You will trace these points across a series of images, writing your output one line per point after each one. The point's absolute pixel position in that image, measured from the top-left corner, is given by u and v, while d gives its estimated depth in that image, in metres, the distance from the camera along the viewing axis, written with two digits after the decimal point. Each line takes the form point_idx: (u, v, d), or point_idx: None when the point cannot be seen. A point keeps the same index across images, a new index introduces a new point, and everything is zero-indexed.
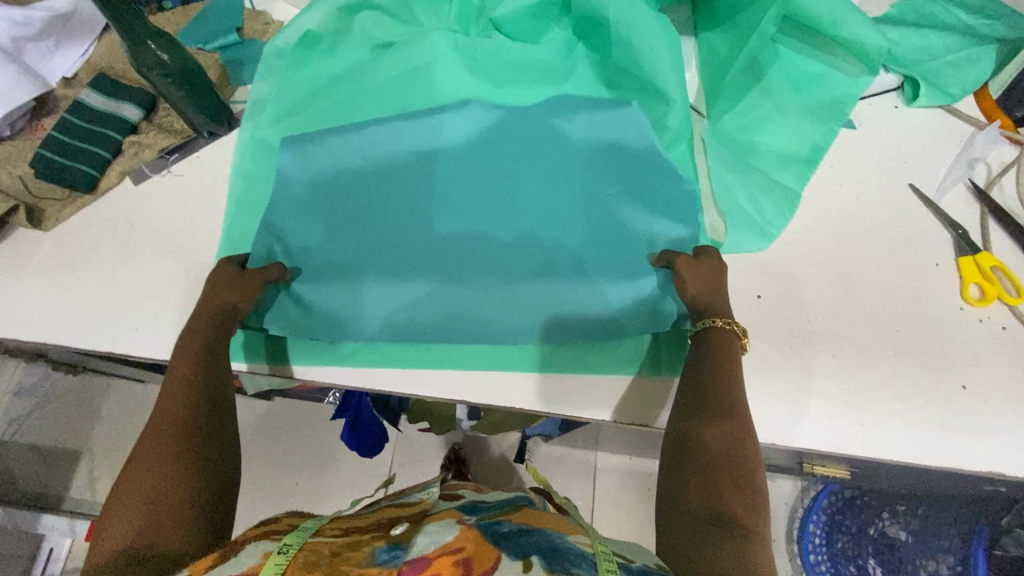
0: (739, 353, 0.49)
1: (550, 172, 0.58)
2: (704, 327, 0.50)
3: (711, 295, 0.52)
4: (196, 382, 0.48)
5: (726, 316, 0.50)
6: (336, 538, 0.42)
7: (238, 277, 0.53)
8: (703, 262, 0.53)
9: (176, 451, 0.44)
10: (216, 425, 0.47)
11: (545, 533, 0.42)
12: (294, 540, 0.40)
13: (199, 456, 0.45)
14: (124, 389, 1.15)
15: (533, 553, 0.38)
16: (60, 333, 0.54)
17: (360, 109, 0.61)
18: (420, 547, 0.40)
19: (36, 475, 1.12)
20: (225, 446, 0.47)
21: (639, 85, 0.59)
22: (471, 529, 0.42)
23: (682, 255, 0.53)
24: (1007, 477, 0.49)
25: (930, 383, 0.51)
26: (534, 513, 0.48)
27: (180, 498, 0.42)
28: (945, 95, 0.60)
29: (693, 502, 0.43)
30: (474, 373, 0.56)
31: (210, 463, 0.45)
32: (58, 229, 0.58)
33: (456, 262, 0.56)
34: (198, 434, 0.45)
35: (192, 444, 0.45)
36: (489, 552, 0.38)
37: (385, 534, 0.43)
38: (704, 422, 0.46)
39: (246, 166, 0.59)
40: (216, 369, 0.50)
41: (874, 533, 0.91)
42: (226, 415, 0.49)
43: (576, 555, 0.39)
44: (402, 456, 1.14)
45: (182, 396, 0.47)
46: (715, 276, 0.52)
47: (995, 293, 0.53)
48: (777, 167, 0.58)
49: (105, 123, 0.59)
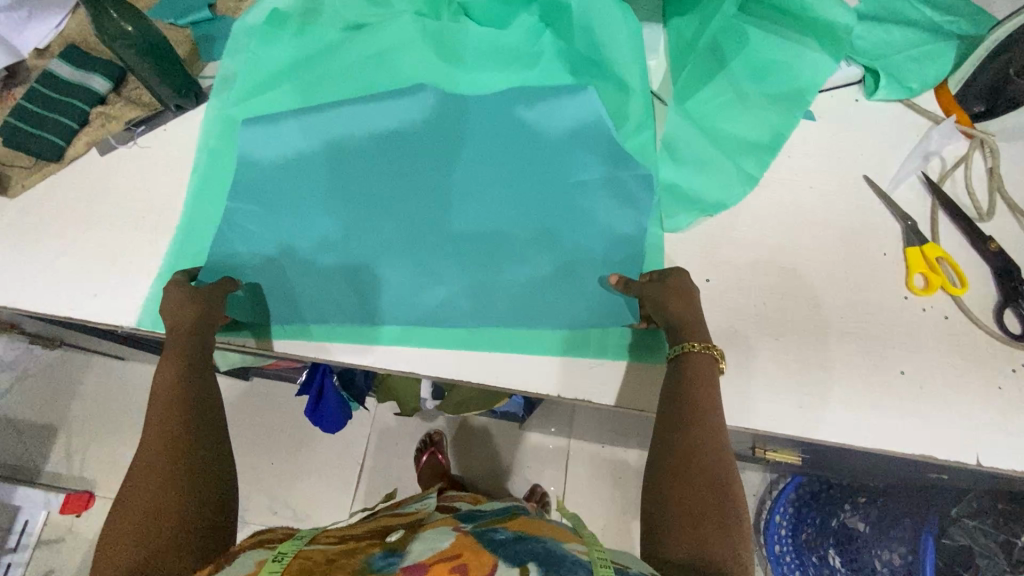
0: (717, 378, 0.50)
1: (510, 158, 0.59)
2: (681, 353, 0.50)
3: (686, 310, 0.52)
4: (183, 402, 0.49)
5: (706, 341, 0.51)
6: (331, 545, 0.43)
7: (196, 295, 0.52)
8: (668, 284, 0.52)
9: (170, 472, 0.45)
10: (206, 442, 0.48)
11: (543, 540, 0.43)
12: (289, 548, 0.41)
13: (192, 474, 0.46)
14: (103, 366, 1.16)
15: (529, 560, 0.39)
16: (24, 298, 0.55)
17: (325, 88, 0.61)
18: (415, 555, 0.40)
19: (11, 448, 1.12)
20: (217, 460, 0.48)
21: (601, 73, 0.60)
22: (468, 537, 0.43)
23: (648, 280, 0.53)
24: (938, 460, 0.51)
25: (869, 369, 0.53)
26: (531, 521, 0.48)
27: (176, 519, 0.43)
28: (903, 89, 0.61)
29: (688, 547, 0.43)
30: (430, 356, 0.55)
31: (202, 479, 0.46)
32: (23, 196, 0.58)
33: (415, 243, 0.57)
34: (187, 452, 0.47)
35: (184, 464, 0.46)
36: (486, 558, 0.39)
37: (380, 542, 0.44)
38: (678, 449, 0.47)
39: (211, 143, 0.60)
40: (196, 384, 0.50)
41: (835, 525, 0.91)
42: (215, 429, 0.50)
43: (573, 562, 0.39)
44: (378, 438, 1.16)
45: (170, 417, 0.48)
46: (686, 293, 0.52)
47: (939, 282, 0.55)
48: (738, 153, 0.59)
49: (73, 94, 0.60)
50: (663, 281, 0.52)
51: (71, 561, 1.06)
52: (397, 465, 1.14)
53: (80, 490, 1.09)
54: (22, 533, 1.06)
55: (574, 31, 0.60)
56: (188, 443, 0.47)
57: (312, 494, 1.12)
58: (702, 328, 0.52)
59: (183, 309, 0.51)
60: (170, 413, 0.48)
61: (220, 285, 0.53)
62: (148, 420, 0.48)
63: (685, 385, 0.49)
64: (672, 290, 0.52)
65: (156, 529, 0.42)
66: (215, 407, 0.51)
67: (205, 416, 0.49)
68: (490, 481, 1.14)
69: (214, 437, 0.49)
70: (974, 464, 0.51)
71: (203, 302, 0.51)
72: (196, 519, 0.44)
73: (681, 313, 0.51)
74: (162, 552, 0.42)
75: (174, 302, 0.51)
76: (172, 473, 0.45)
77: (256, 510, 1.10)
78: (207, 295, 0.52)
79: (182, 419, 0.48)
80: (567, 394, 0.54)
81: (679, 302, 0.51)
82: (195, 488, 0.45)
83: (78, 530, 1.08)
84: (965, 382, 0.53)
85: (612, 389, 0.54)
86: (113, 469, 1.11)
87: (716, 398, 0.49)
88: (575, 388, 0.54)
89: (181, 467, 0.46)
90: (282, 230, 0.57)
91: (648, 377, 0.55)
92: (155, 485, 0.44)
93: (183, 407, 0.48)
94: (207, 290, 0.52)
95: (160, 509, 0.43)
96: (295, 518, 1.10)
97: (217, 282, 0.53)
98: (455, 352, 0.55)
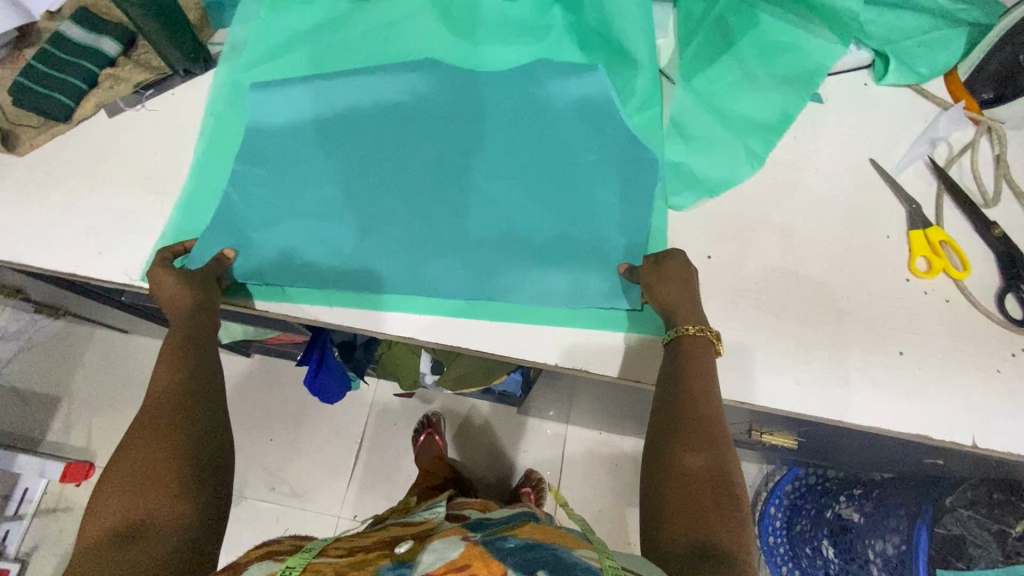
0: (713, 362, 0.49)
1: (517, 132, 0.59)
2: (675, 336, 0.50)
3: (681, 295, 0.51)
4: (181, 371, 0.50)
5: (701, 323, 0.50)
6: (340, 558, 0.42)
7: (186, 277, 0.52)
8: (664, 267, 0.52)
9: (165, 433, 0.46)
10: (203, 408, 0.49)
11: (553, 547, 0.42)
12: (298, 561, 0.40)
13: (188, 436, 0.47)
14: (107, 338, 1.17)
15: (539, 568, 0.38)
16: (29, 254, 0.56)
17: (332, 56, 0.61)
18: (425, 565, 0.40)
19: (14, 417, 1.13)
20: (215, 429, 0.49)
21: (610, 48, 0.60)
22: (477, 546, 0.42)
23: (648, 266, 0.53)
24: (934, 442, 0.52)
25: (868, 349, 0.53)
26: (541, 527, 0.48)
27: (168, 477, 0.44)
28: (912, 74, 0.61)
29: (685, 535, 0.43)
30: (431, 326, 0.55)
31: (197, 444, 0.47)
32: (32, 155, 0.59)
33: (418, 212, 0.57)
34: (185, 416, 0.47)
35: (181, 431, 0.47)
36: (495, 567, 0.38)
37: (390, 553, 0.44)
38: (686, 447, 0.47)
39: (218, 108, 0.60)
40: (194, 358, 0.51)
41: (830, 516, 0.93)
42: (212, 400, 0.50)
43: (582, 569, 0.38)
44: (377, 418, 1.16)
45: (169, 383, 0.49)
46: (683, 280, 0.52)
47: (941, 265, 0.55)
48: (743, 132, 0.59)
49: (82, 55, 0.60)
50: (660, 265, 0.52)
51: (70, 530, 1.07)
52: (394, 445, 1.15)
53: (80, 460, 1.10)
54: (21, 502, 1.06)
55: (583, 6, 0.60)
56: (185, 410, 0.48)
57: (309, 472, 1.13)
58: (697, 308, 0.52)
59: (174, 288, 0.51)
60: (171, 384, 0.49)
61: (209, 263, 0.53)
62: (150, 389, 0.49)
63: (682, 368, 0.49)
64: (667, 274, 0.52)
65: (153, 492, 0.43)
66: (215, 380, 0.52)
67: (202, 386, 0.50)
68: (487, 464, 1.15)
69: (211, 408, 0.50)
70: (970, 446, 0.51)
71: (195, 283, 0.52)
72: (191, 482, 0.45)
73: (673, 298, 0.51)
74: (158, 513, 0.43)
75: (167, 284, 0.52)
76: (169, 439, 0.46)
77: (253, 485, 1.11)
78: (197, 279, 0.52)
79: (181, 390, 0.49)
80: (565, 365, 0.54)
81: (669, 287, 0.51)
82: (193, 454, 0.46)
83: (78, 499, 1.09)
84: (964, 365, 0.53)
85: (610, 362, 0.54)
86: (114, 440, 1.12)
87: (710, 372, 0.49)
88: (573, 360, 0.54)
89: (177, 430, 0.46)
90: (286, 195, 0.57)
91: (649, 350, 0.55)
92: (151, 447, 0.45)
93: (182, 379, 0.49)
94: (198, 273, 0.52)
95: (155, 471, 0.44)
96: (292, 494, 1.11)
97: (205, 266, 0.53)
98: (456, 322, 0.55)
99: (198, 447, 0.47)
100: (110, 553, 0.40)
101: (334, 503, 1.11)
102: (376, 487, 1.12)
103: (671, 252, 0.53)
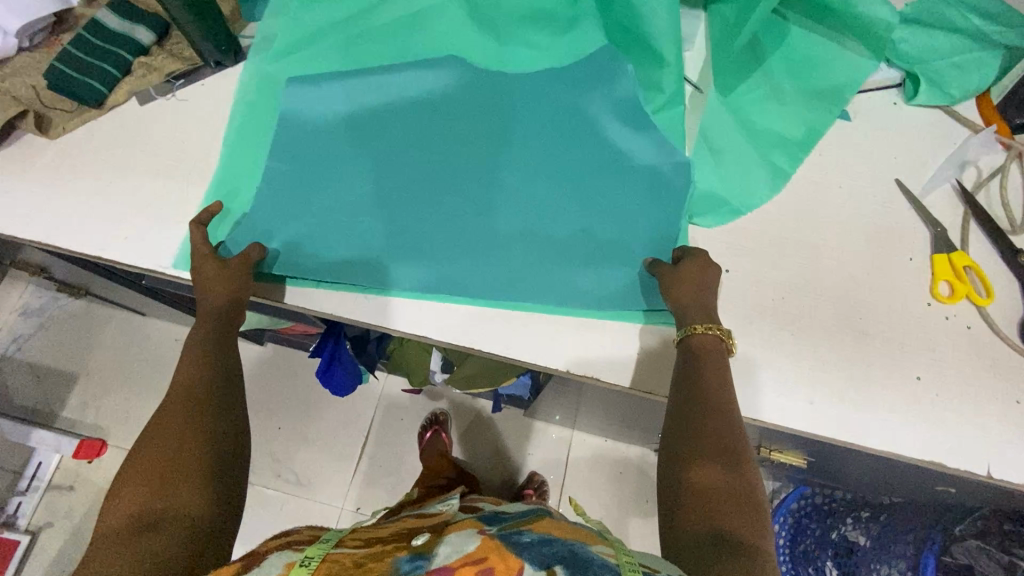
0: (726, 361, 0.49)
1: (544, 134, 0.58)
2: (683, 336, 0.50)
3: (696, 300, 0.51)
4: (209, 370, 0.51)
5: (710, 322, 0.50)
6: (357, 549, 0.43)
7: (224, 267, 0.52)
8: (683, 269, 0.51)
9: (189, 427, 0.47)
10: (224, 406, 0.50)
11: (568, 542, 0.42)
12: (316, 552, 0.41)
13: (210, 432, 0.48)
14: (126, 320, 1.19)
15: (556, 563, 0.38)
16: (56, 234, 0.57)
17: (360, 51, 0.61)
18: (441, 558, 0.40)
19: (30, 392, 1.15)
20: (234, 425, 0.50)
21: (638, 49, 0.58)
22: (493, 540, 0.43)
23: (666, 266, 0.53)
24: (948, 470, 0.51)
25: (884, 373, 0.52)
26: (556, 523, 0.48)
27: (188, 471, 0.45)
28: (944, 96, 0.60)
29: (700, 524, 0.43)
30: (447, 326, 0.55)
31: (218, 442, 0.48)
32: (63, 138, 0.60)
33: (443, 210, 0.57)
34: (206, 411, 0.49)
35: (204, 418, 0.48)
36: (512, 562, 0.38)
37: (407, 545, 0.44)
38: (700, 450, 0.46)
39: (249, 98, 0.61)
40: (219, 348, 0.52)
41: (835, 537, 0.91)
42: (232, 390, 0.52)
43: (599, 564, 0.39)
44: (385, 412, 1.17)
45: (194, 380, 0.50)
46: (699, 280, 0.51)
47: (964, 291, 0.54)
48: (772, 148, 0.58)
49: (117, 43, 0.61)
50: (679, 265, 0.52)
51: (80, 505, 1.09)
52: (399, 440, 1.16)
53: (93, 437, 1.12)
54: (35, 473, 1.09)
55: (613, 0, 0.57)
56: (209, 407, 0.49)
57: (314, 462, 1.14)
58: (710, 311, 0.51)
59: (211, 274, 0.52)
60: (200, 371, 0.51)
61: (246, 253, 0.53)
62: (177, 377, 0.50)
63: (694, 370, 0.49)
64: (684, 275, 0.51)
65: (177, 476, 0.45)
66: (237, 375, 0.53)
67: (227, 386, 0.52)
68: (491, 464, 1.15)
69: (230, 399, 0.51)
70: (986, 477, 0.50)
71: (227, 277, 0.52)
72: (210, 477, 0.46)
73: (685, 303, 0.51)
74: (178, 504, 0.43)
75: (207, 271, 0.52)
76: (194, 425, 0.47)
77: (260, 471, 1.12)
78: (227, 273, 0.52)
79: (206, 378, 0.50)
80: (574, 370, 0.54)
81: (684, 286, 0.51)
82: (214, 447, 0.47)
83: (88, 475, 1.10)
84: (981, 394, 0.52)
85: (623, 372, 0.54)
86: (127, 420, 1.14)
87: (727, 380, 0.49)
88: (584, 368, 0.54)
89: (199, 425, 0.48)
90: (310, 189, 0.57)
91: (660, 360, 0.54)
92: (175, 440, 0.46)
93: (210, 367, 0.51)
94: (230, 265, 0.52)
95: (177, 464, 0.45)
96: (296, 483, 1.12)
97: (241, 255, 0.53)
98: (473, 323, 0.55)
99: (219, 441, 0.48)
100: (131, 538, 0.41)
101: (338, 494, 1.12)
102: (380, 481, 1.13)
103: (693, 251, 0.53)
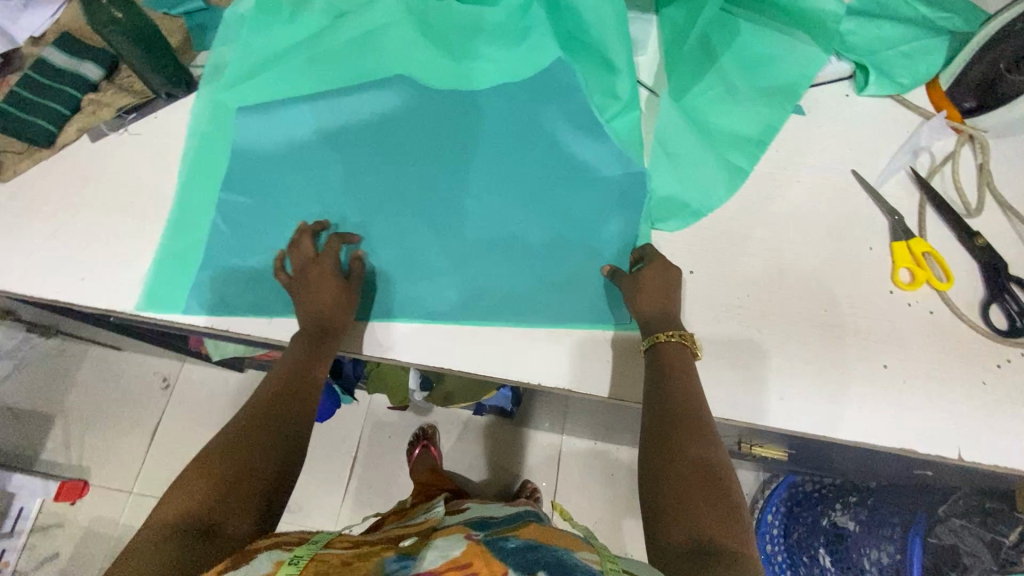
0: (692, 365, 0.50)
1: (507, 147, 0.58)
2: (651, 345, 0.51)
3: (660, 306, 0.51)
4: (292, 387, 0.51)
5: (678, 329, 0.51)
6: (345, 549, 0.42)
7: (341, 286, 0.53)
8: (642, 277, 0.52)
9: (260, 441, 0.47)
10: (295, 426, 0.49)
11: (554, 549, 0.42)
12: (304, 552, 0.40)
13: (275, 448, 0.47)
14: (102, 356, 1.17)
15: (539, 569, 0.37)
16: (12, 279, 0.56)
17: (312, 73, 0.60)
18: (426, 561, 0.40)
19: (7, 436, 1.12)
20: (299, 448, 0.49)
21: (590, 56, 0.58)
22: (479, 545, 0.42)
23: (625, 274, 0.53)
24: (920, 455, 0.51)
25: (852, 365, 0.53)
26: (545, 529, 0.48)
27: (246, 485, 0.44)
28: (894, 85, 0.61)
29: (680, 533, 0.42)
30: (417, 346, 0.54)
31: (281, 462, 0.47)
32: (13, 181, 0.59)
33: (409, 229, 0.56)
34: (276, 428, 0.48)
35: (273, 439, 0.47)
36: (496, 566, 0.38)
37: (394, 546, 0.44)
38: (673, 448, 0.46)
39: (203, 129, 0.60)
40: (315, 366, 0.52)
41: (827, 524, 0.93)
42: (306, 415, 0.51)
43: (584, 570, 0.38)
44: (372, 430, 1.16)
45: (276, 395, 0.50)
46: (661, 290, 0.51)
47: (924, 277, 0.55)
48: (730, 147, 0.59)
49: (66, 81, 0.61)
50: (638, 274, 0.52)
51: (66, 547, 1.07)
52: (389, 458, 1.15)
53: (75, 478, 1.09)
54: (18, 518, 1.06)
55: (562, 6, 0.57)
56: (283, 424, 0.49)
57: (303, 486, 1.12)
58: (675, 315, 0.52)
59: (325, 289, 0.52)
60: (285, 386, 0.51)
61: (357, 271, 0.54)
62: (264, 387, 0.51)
63: (662, 377, 0.49)
64: (642, 283, 0.52)
65: (239, 493, 0.43)
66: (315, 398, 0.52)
67: (305, 407, 0.51)
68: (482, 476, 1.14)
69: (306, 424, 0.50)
70: (957, 460, 0.51)
71: (342, 294, 0.52)
72: (263, 497, 0.44)
73: (648, 309, 0.51)
74: (230, 519, 0.42)
75: (319, 283, 0.52)
76: (263, 443, 0.46)
77: None
78: (343, 291, 0.53)
79: (284, 398, 0.50)
80: (546, 385, 0.54)
81: (649, 296, 0.51)
82: (273, 466, 0.46)
83: (72, 517, 1.08)
84: (947, 377, 0.53)
85: (597, 381, 0.54)
86: (109, 457, 1.12)
87: (693, 382, 0.49)
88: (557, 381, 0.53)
89: (269, 441, 0.47)
90: (271, 219, 0.57)
91: (629, 367, 0.54)
92: (242, 449, 0.45)
93: (298, 384, 0.51)
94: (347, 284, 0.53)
95: (240, 477, 0.44)
96: (286, 510, 1.11)
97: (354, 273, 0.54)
98: (442, 341, 0.54)
99: (281, 461, 0.47)
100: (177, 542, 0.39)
101: (329, 517, 1.11)
102: (371, 500, 1.12)
103: (654, 255, 0.53)
